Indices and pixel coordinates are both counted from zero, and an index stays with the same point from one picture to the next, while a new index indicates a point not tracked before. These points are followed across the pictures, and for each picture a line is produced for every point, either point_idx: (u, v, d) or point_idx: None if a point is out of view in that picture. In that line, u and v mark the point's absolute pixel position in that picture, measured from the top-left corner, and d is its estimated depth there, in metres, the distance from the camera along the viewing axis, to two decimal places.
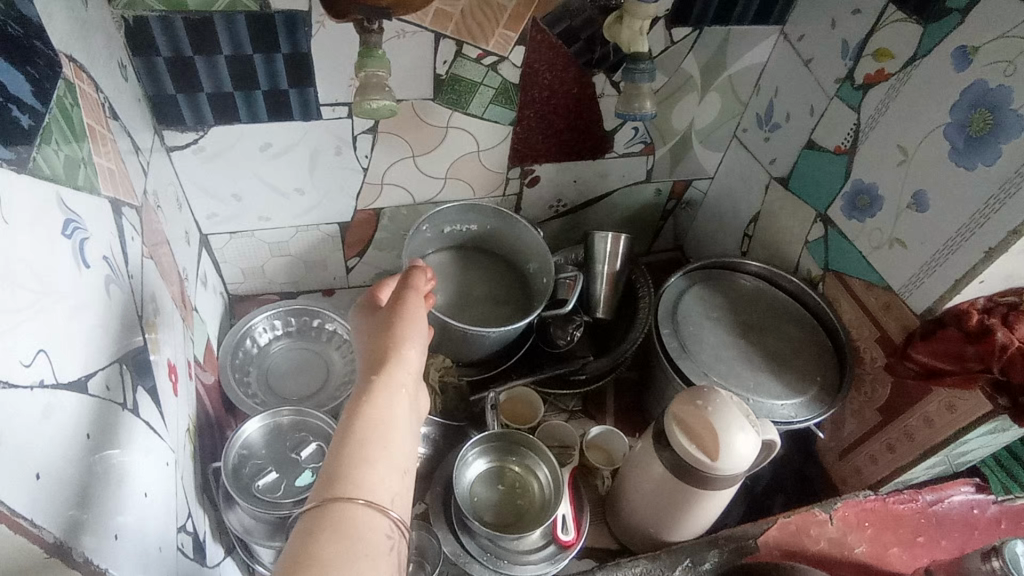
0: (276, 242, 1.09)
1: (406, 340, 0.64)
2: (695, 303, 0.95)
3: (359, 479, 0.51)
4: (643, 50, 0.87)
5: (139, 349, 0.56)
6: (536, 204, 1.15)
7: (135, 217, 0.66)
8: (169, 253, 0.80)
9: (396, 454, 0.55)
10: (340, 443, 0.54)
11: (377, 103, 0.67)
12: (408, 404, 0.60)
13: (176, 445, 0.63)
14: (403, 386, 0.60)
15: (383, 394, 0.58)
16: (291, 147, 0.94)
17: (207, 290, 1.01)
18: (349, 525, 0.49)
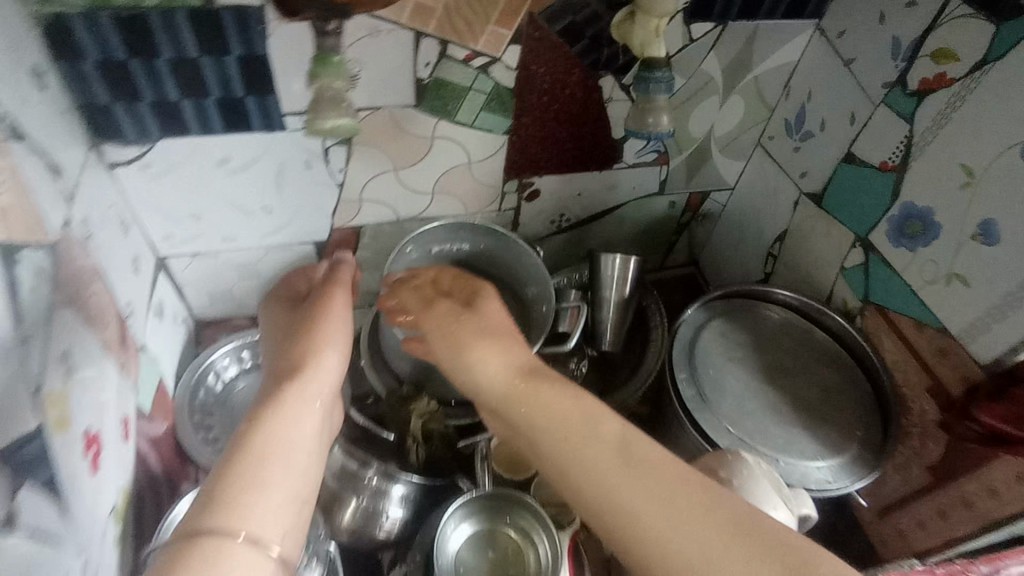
0: (243, 263, 0.97)
1: (319, 354, 0.69)
2: (715, 340, 0.84)
3: (243, 512, 0.49)
4: (659, 54, 0.73)
5: (25, 438, 0.46)
6: (536, 220, 1.02)
7: (45, 261, 0.54)
8: (102, 289, 0.69)
9: (294, 477, 0.55)
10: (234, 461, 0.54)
11: (331, 122, 0.60)
12: (315, 420, 0.62)
13: (83, 543, 0.53)
14: (315, 397, 0.64)
15: (291, 408, 0.61)
16: (252, 162, 0.82)
17: (162, 319, 0.91)
18: (222, 561, 0.46)
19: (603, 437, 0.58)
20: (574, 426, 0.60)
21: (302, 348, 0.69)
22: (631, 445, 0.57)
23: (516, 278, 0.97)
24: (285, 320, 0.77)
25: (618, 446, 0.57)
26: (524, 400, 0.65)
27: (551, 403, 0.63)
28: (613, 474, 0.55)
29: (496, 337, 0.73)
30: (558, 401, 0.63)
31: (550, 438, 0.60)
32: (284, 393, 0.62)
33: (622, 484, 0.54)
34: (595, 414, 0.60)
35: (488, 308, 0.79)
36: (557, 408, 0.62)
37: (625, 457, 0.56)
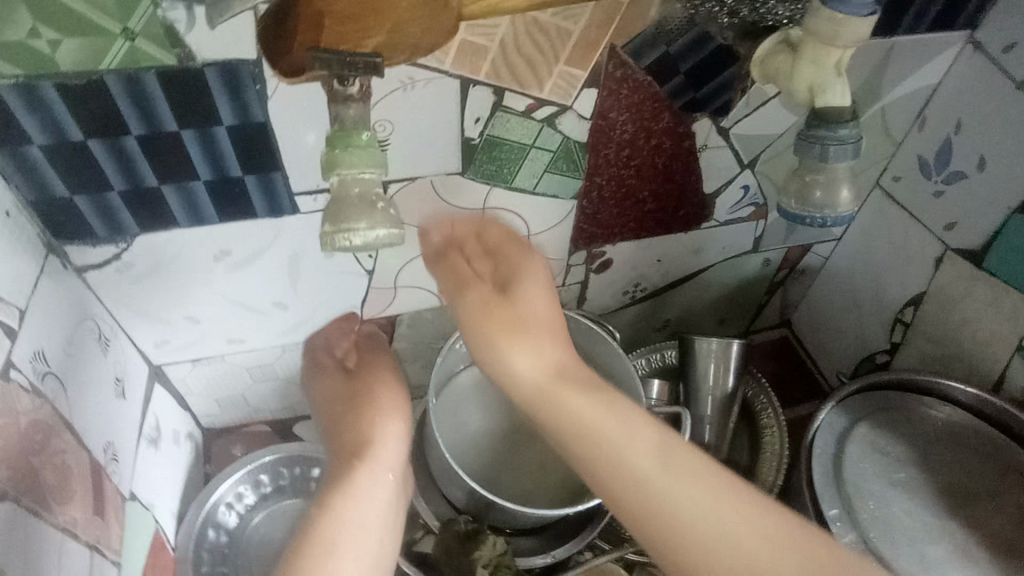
0: (257, 366, 0.80)
1: (377, 424, 0.70)
2: (867, 456, 0.63)
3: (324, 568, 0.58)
4: (839, 103, 0.53)
5: None
6: (606, 292, 0.84)
7: None
8: (62, 442, 0.53)
9: (365, 540, 0.62)
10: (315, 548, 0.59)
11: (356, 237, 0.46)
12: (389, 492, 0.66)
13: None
14: (385, 471, 0.67)
15: (361, 483, 0.65)
16: (259, 253, 0.65)
17: (161, 446, 0.74)
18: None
19: (656, 457, 0.54)
20: (619, 441, 0.56)
21: (359, 419, 0.71)
22: (674, 458, 0.54)
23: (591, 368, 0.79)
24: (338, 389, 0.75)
25: (668, 463, 0.54)
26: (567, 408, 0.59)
27: (596, 422, 0.57)
28: (670, 487, 0.52)
29: (537, 335, 0.63)
30: (594, 415, 0.58)
31: (596, 456, 0.56)
32: (352, 471, 0.66)
33: (680, 494, 0.52)
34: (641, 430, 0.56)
35: (524, 287, 0.65)
36: (598, 419, 0.57)
37: (674, 467, 0.53)
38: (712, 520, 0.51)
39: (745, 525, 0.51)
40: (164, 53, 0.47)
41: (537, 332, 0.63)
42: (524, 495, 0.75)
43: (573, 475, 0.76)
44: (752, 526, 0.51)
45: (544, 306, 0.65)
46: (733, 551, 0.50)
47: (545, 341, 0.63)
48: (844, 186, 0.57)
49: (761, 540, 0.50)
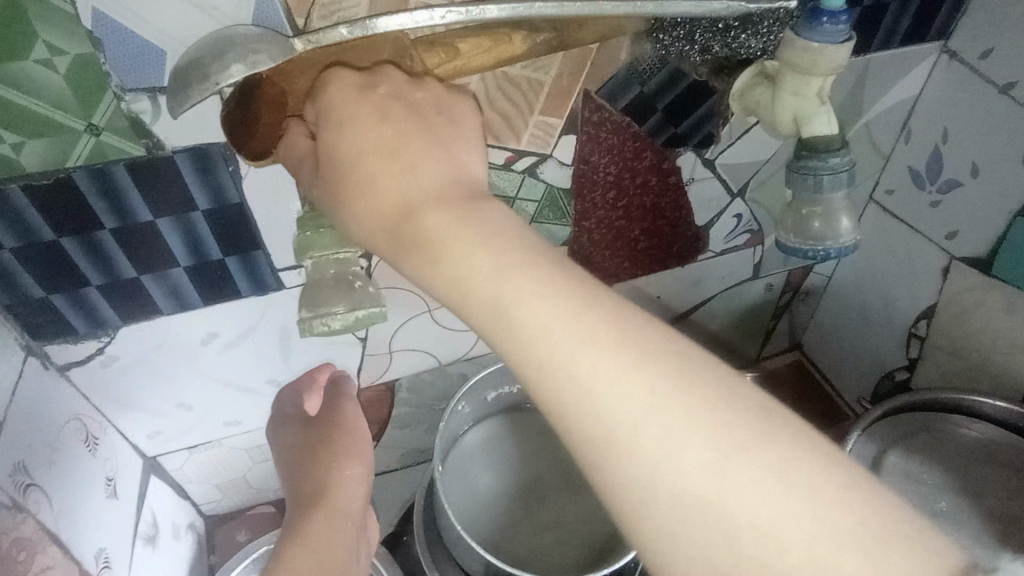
0: (254, 446, 0.77)
1: (344, 463, 0.62)
2: (902, 486, 0.60)
3: None
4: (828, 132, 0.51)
5: None
6: None
7: None
8: (48, 557, 0.49)
9: None
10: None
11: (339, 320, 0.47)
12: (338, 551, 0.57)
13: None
14: (345, 519, 0.60)
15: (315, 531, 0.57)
16: (245, 332, 0.63)
17: (158, 544, 0.70)
18: None
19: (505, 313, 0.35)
20: (515, 295, 0.35)
21: (315, 470, 0.62)
22: (602, 328, 0.34)
23: None
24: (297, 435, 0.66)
25: (583, 320, 0.34)
26: (436, 253, 0.36)
27: (465, 267, 0.35)
28: (578, 357, 0.34)
29: (397, 159, 0.37)
30: (476, 261, 0.35)
31: (476, 308, 0.36)
32: (299, 536, 0.57)
33: (596, 364, 0.34)
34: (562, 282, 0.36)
35: (330, 103, 0.39)
36: (487, 251, 0.35)
37: (595, 329, 0.34)
38: (627, 403, 0.33)
39: (677, 421, 0.33)
40: (130, 143, 0.46)
41: (405, 157, 0.37)
42: (545, 559, 0.70)
43: (595, 532, 0.72)
44: (698, 413, 0.33)
45: (382, 121, 0.38)
46: (644, 448, 0.33)
47: (404, 163, 0.37)
48: (843, 216, 0.54)
49: (704, 434, 0.33)
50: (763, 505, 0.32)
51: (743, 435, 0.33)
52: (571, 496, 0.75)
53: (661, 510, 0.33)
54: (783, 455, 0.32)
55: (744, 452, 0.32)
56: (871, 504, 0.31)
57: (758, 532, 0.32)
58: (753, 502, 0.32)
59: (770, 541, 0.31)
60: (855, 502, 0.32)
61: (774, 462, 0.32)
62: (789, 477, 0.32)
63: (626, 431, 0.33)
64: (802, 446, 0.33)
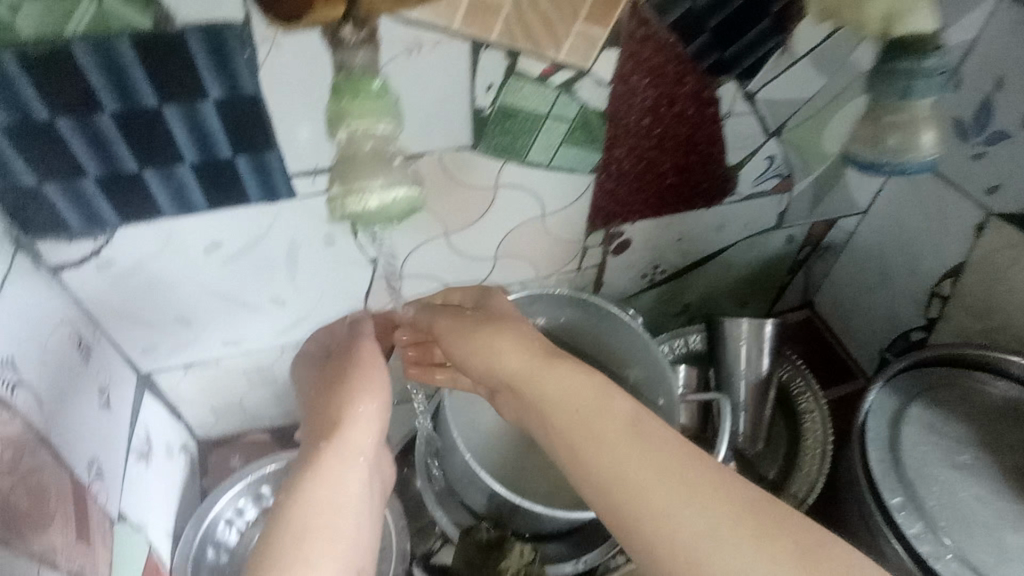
0: (255, 368, 0.74)
1: (357, 395, 0.58)
2: (924, 437, 0.58)
3: None
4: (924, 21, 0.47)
5: None
6: (625, 275, 0.80)
7: None
8: (37, 459, 0.46)
9: (340, 550, 0.49)
10: (281, 548, 0.47)
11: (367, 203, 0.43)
12: (351, 489, 0.53)
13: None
14: (358, 455, 0.56)
15: (331, 468, 0.53)
16: (252, 244, 0.60)
17: (152, 460, 0.68)
18: None
19: (576, 425, 0.48)
20: (578, 390, 0.50)
21: (331, 405, 0.58)
22: (617, 431, 0.46)
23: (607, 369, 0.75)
24: (316, 380, 0.62)
25: (615, 435, 0.46)
26: (536, 403, 0.52)
27: (545, 379, 0.52)
28: (607, 450, 0.46)
29: (492, 337, 0.56)
30: (572, 389, 0.50)
31: (550, 413, 0.50)
32: (315, 471, 0.53)
33: (602, 425, 0.47)
34: (594, 381, 0.51)
35: None
36: (568, 401, 0.50)
37: (621, 434, 0.46)
38: (626, 463, 0.45)
39: (658, 459, 0.44)
40: (138, 13, 0.42)
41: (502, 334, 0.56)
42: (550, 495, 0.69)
43: None
44: (693, 505, 0.42)
45: None
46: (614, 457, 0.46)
47: (504, 350, 0.55)
48: (922, 129, 0.52)
49: (683, 489, 0.43)
50: (695, 522, 0.41)
51: (708, 474, 0.43)
52: None
53: (616, 504, 0.44)
54: (741, 503, 0.42)
55: (712, 503, 0.42)
56: (809, 552, 0.40)
57: (714, 573, 0.40)
58: (689, 513, 0.42)
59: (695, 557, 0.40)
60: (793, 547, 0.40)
61: (730, 498, 0.42)
62: (743, 529, 0.40)
63: (601, 436, 0.47)
64: (782, 518, 0.41)
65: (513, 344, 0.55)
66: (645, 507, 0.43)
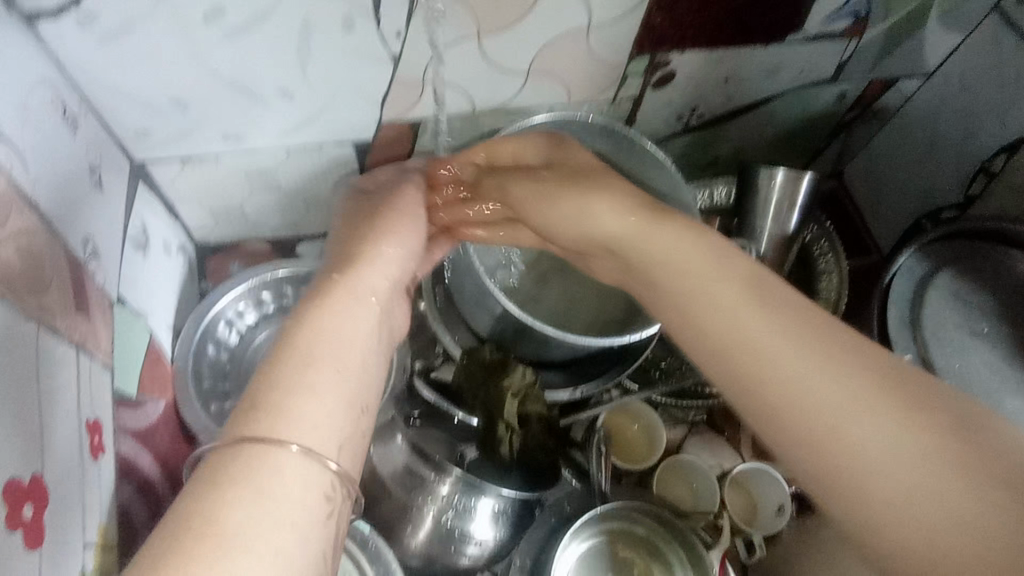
0: (257, 171, 0.69)
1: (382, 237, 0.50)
2: (948, 304, 0.58)
3: (284, 410, 0.34)
4: None
5: None
6: (660, 113, 0.74)
7: None
8: (28, 224, 0.43)
9: (349, 386, 0.38)
10: (294, 358, 0.37)
11: None
12: (372, 321, 0.43)
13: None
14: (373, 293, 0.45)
15: (345, 299, 0.43)
16: (260, 16, 0.52)
17: (150, 253, 0.65)
18: (285, 413, 0.34)
19: (733, 326, 0.43)
20: (712, 275, 0.46)
21: (365, 244, 0.49)
22: (733, 296, 0.44)
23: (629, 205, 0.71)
24: (350, 210, 0.55)
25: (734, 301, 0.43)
26: (641, 266, 0.51)
27: (680, 266, 0.48)
28: (771, 354, 0.40)
29: (582, 198, 0.55)
30: (671, 248, 0.49)
31: (676, 306, 0.47)
32: (338, 294, 0.43)
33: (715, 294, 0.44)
34: (699, 246, 0.48)
35: None
36: (676, 259, 0.48)
37: (738, 300, 0.43)
38: (797, 368, 0.39)
39: (833, 373, 0.38)
40: None
41: (593, 196, 0.54)
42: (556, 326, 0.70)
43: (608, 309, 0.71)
44: (831, 376, 0.38)
45: None
46: (787, 368, 0.39)
47: (596, 207, 0.54)
48: None
49: (816, 354, 0.39)
50: (898, 447, 0.35)
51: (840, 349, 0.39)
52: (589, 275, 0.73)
53: (800, 431, 0.38)
54: (952, 423, 0.35)
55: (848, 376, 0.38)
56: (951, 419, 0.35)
57: (853, 443, 0.36)
58: (888, 432, 0.35)
59: (905, 494, 0.34)
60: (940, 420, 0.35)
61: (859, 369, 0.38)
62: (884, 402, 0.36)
63: (763, 340, 0.41)
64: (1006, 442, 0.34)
65: (611, 212, 0.53)
66: (783, 380, 0.39)
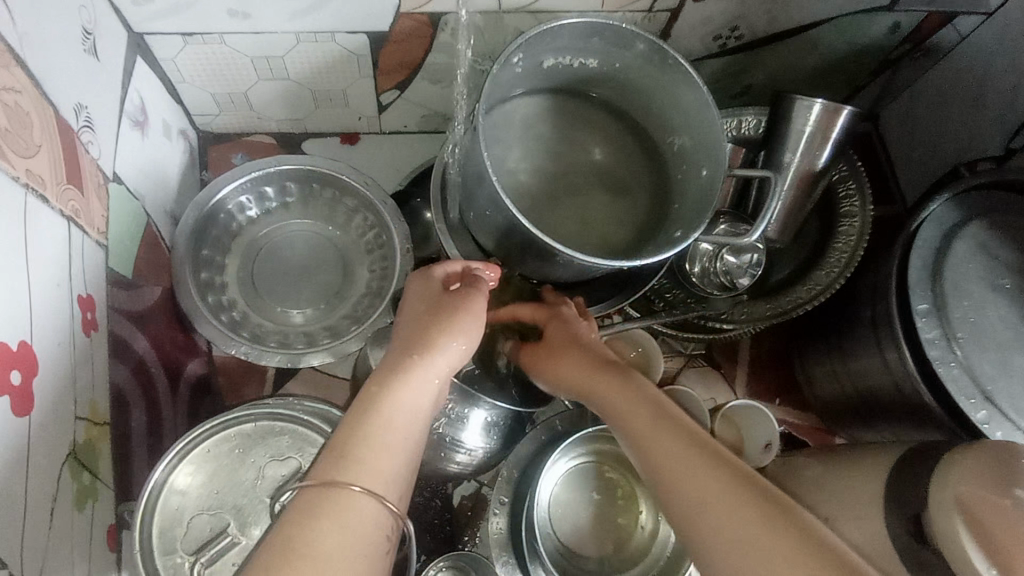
0: (263, 55, 0.65)
1: (465, 308, 0.48)
2: (973, 256, 0.55)
3: (359, 460, 0.37)
4: None
5: None
6: (698, 28, 0.69)
7: None
8: (14, 82, 0.40)
9: (406, 452, 0.40)
10: (364, 433, 0.39)
11: None
12: (437, 396, 0.44)
13: (10, 551, 0.33)
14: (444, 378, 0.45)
15: (417, 373, 0.43)
16: None
17: (148, 134, 0.62)
18: (353, 473, 0.37)
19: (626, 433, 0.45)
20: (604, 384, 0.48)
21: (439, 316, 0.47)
22: (643, 422, 0.44)
23: (661, 121, 0.69)
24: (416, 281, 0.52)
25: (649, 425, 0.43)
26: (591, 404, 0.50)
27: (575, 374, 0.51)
28: (657, 465, 0.41)
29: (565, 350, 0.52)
30: (565, 361, 0.52)
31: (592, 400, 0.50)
32: (412, 361, 0.43)
33: (628, 420, 0.44)
34: (591, 358, 0.51)
35: None
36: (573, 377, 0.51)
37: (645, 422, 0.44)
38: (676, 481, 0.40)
39: (705, 488, 0.38)
40: None
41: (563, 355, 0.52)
42: (568, 242, 0.69)
43: (620, 232, 0.70)
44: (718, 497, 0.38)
45: None
46: (670, 484, 0.40)
47: (559, 364, 0.52)
48: None
49: (703, 474, 0.39)
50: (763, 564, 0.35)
51: (736, 471, 0.39)
52: (604, 196, 0.72)
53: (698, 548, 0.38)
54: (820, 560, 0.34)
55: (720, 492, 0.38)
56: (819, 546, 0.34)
57: None
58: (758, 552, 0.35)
59: None
60: (818, 549, 0.34)
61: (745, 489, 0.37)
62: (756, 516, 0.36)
63: (652, 453, 0.42)
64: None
65: (577, 358, 0.51)
66: (699, 531, 0.38)
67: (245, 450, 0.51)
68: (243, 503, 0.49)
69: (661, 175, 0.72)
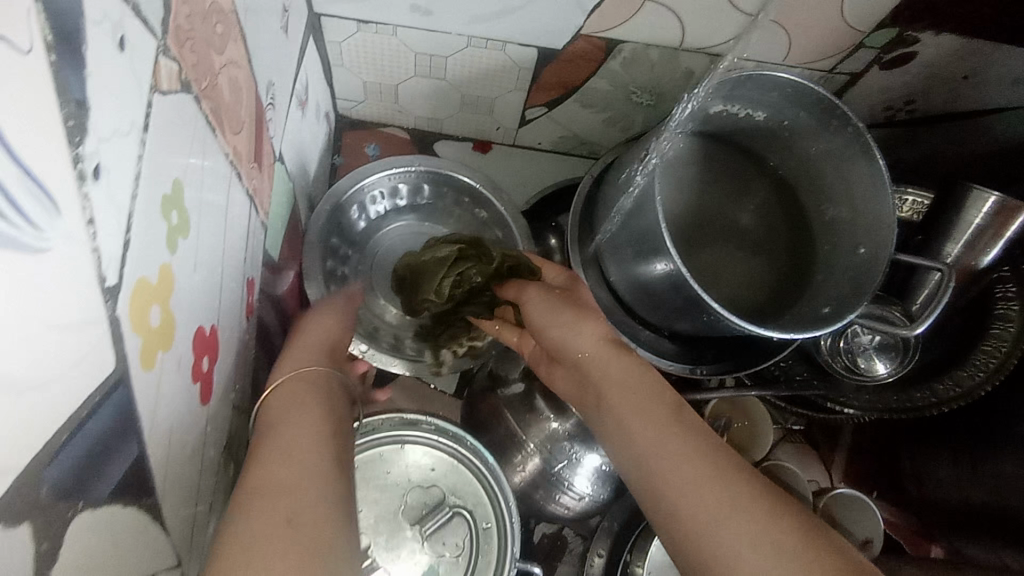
0: (427, 54, 0.64)
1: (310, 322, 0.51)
2: None
3: (278, 427, 0.37)
4: None
5: (100, 420, 0.22)
6: (872, 95, 0.66)
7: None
8: (239, 57, 0.39)
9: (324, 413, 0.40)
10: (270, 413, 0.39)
11: None
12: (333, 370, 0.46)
13: (184, 550, 0.32)
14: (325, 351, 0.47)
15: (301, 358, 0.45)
16: None
17: (306, 115, 0.61)
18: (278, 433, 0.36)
19: (612, 420, 0.44)
20: (610, 362, 0.46)
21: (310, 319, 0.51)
22: (659, 410, 0.42)
23: (818, 189, 0.66)
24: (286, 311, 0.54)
25: (654, 413, 0.42)
26: (598, 395, 0.46)
27: (578, 339, 0.48)
28: (651, 440, 0.41)
29: (577, 314, 0.49)
30: (559, 326, 0.49)
31: (575, 390, 0.49)
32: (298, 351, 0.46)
33: (612, 397, 0.44)
34: (589, 322, 0.49)
35: None
36: (561, 335, 0.49)
37: (656, 410, 0.42)
38: (661, 455, 0.40)
39: (699, 468, 0.38)
40: None
41: (586, 315, 0.49)
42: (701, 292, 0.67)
43: (753, 292, 0.68)
44: (725, 488, 0.37)
45: None
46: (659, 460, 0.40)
47: (583, 326, 0.48)
48: None
49: (700, 455, 0.39)
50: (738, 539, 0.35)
51: (742, 472, 0.38)
52: (740, 252, 0.69)
53: (676, 522, 0.38)
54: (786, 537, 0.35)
55: (732, 484, 0.37)
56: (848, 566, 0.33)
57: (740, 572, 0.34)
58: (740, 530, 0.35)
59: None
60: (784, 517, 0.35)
61: (756, 483, 0.37)
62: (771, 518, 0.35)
63: (638, 435, 0.42)
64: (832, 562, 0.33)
65: (595, 322, 0.49)
66: (677, 503, 0.38)
67: (389, 474, 0.51)
68: (383, 527, 0.50)
69: (802, 240, 0.69)
